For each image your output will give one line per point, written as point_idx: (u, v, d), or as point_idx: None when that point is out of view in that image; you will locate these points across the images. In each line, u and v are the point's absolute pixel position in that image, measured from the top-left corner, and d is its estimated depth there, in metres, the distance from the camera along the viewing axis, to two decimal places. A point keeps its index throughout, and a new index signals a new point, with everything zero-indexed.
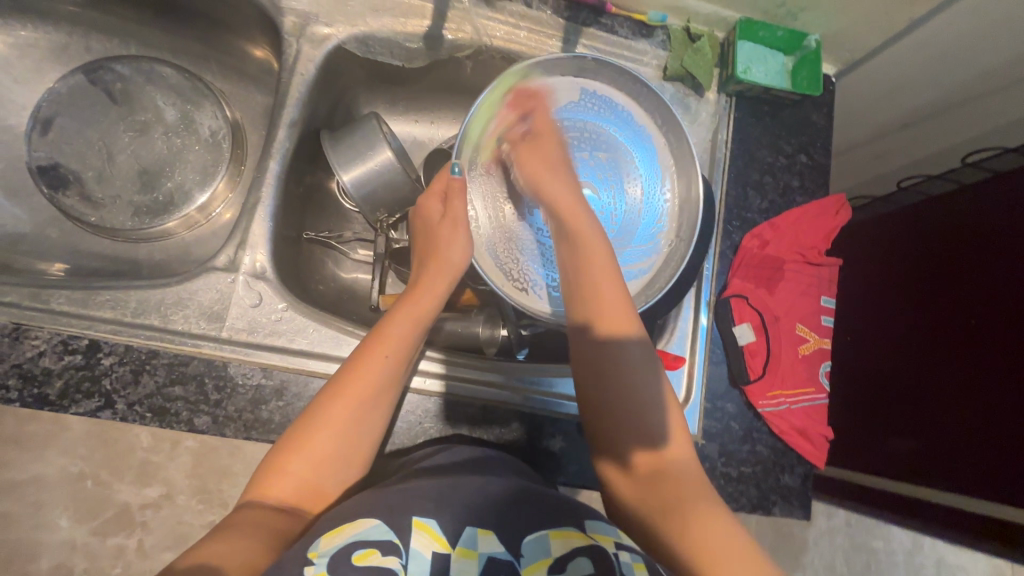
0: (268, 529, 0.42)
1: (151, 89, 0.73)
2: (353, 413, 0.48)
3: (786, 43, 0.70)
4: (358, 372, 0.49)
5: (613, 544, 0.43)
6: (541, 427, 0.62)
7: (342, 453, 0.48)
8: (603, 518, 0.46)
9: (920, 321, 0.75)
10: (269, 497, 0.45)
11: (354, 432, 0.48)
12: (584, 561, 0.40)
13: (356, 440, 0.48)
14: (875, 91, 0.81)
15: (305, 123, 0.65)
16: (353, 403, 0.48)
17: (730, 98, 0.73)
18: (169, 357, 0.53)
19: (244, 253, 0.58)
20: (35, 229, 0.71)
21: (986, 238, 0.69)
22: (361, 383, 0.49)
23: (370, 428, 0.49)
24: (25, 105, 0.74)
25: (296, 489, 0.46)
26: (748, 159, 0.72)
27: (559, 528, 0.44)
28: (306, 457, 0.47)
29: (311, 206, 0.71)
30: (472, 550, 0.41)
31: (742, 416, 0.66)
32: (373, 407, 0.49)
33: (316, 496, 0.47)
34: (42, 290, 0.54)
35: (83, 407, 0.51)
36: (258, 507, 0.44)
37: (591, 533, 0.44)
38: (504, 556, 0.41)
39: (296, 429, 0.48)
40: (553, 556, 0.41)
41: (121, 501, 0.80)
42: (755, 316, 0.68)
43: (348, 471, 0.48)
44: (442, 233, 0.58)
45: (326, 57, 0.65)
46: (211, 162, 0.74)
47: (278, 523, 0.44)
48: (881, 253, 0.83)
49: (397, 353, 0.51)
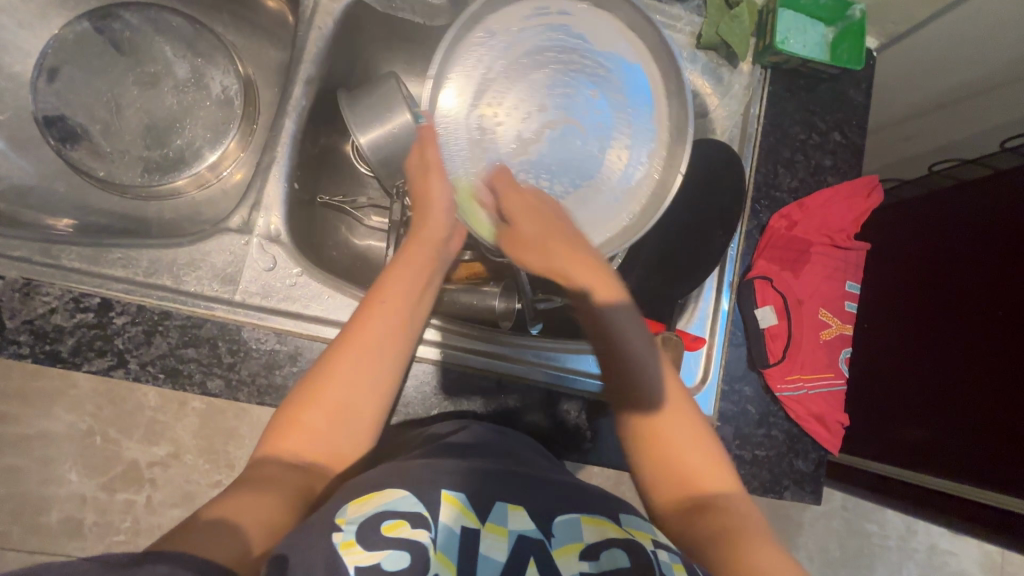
0: (287, 484, 0.42)
1: (160, 40, 0.70)
2: (356, 368, 0.47)
3: (829, 12, 0.67)
4: (363, 321, 0.48)
5: (651, 541, 0.42)
6: (555, 403, 0.61)
7: (351, 404, 0.47)
8: (639, 515, 0.46)
9: (939, 313, 0.74)
10: (286, 453, 0.44)
11: (361, 383, 0.47)
12: (619, 550, 0.40)
13: (366, 396, 0.47)
14: (916, 68, 0.77)
15: (322, 81, 0.63)
16: (357, 352, 0.47)
17: (765, 70, 0.69)
18: (181, 319, 0.52)
19: (258, 214, 0.56)
20: (42, 182, 0.69)
21: (1016, 232, 0.67)
22: (363, 334, 0.48)
23: (376, 383, 0.48)
24: (29, 52, 0.71)
25: (312, 446, 0.45)
26: (781, 136, 0.69)
27: (592, 515, 0.43)
28: (317, 408, 0.46)
29: (325, 167, 0.68)
30: (503, 526, 0.41)
31: (759, 400, 0.65)
32: (379, 360, 0.48)
33: (334, 453, 0.46)
34: (51, 245, 0.52)
35: (95, 365, 0.50)
36: (275, 463, 0.44)
37: (627, 527, 0.43)
38: (534, 535, 0.41)
39: (303, 383, 0.47)
40: (585, 542, 0.41)
41: (132, 459, 0.80)
42: (778, 299, 0.66)
43: (361, 429, 0.47)
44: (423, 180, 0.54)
45: (345, 9, 0.61)
46: (222, 120, 0.72)
47: (295, 480, 0.43)
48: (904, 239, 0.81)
49: (402, 300, 0.50)
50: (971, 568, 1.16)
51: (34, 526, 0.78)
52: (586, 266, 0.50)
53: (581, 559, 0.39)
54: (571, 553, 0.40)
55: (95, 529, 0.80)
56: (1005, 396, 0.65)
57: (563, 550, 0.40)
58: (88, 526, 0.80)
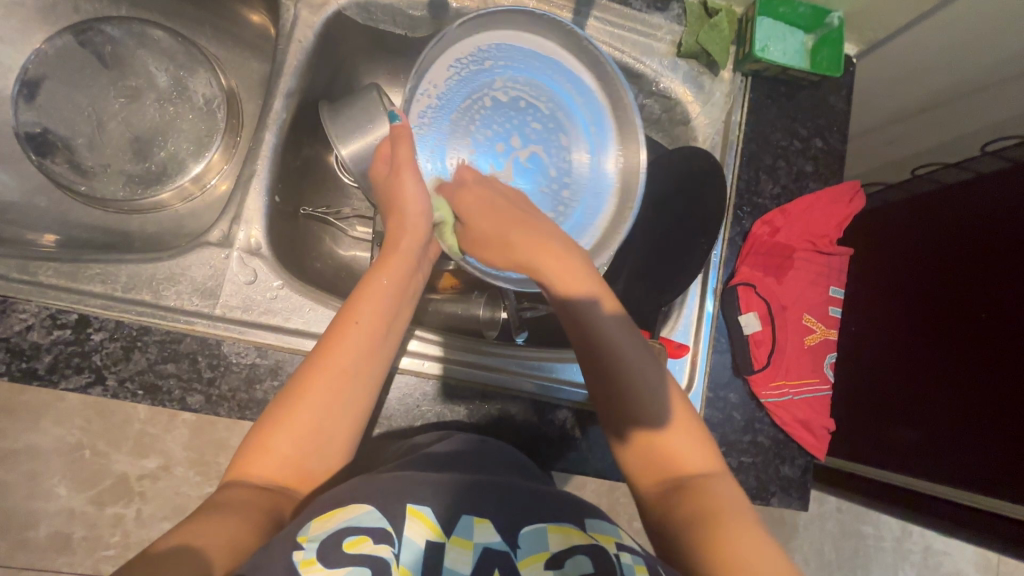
0: (255, 506, 0.42)
1: (142, 53, 0.70)
2: (327, 392, 0.46)
3: (808, 20, 0.67)
4: (334, 343, 0.47)
5: (615, 545, 0.43)
6: (542, 413, 0.61)
7: (325, 424, 0.46)
8: (605, 520, 0.46)
9: (929, 316, 0.73)
10: (258, 475, 0.44)
11: (337, 406, 0.46)
12: (584, 557, 0.40)
13: (339, 419, 0.47)
14: (896, 75, 0.78)
15: (304, 93, 0.63)
16: (333, 370, 0.46)
17: (746, 78, 0.70)
18: (161, 334, 0.52)
19: (238, 227, 0.56)
20: (24, 196, 0.69)
21: (1006, 236, 0.67)
22: (337, 355, 0.47)
23: (350, 404, 0.47)
24: (11, 67, 0.71)
25: (282, 466, 0.45)
26: (762, 143, 0.69)
27: (560, 523, 0.43)
28: (288, 430, 0.45)
29: (308, 179, 0.68)
30: (468, 539, 0.41)
31: (744, 407, 0.65)
32: (353, 380, 0.47)
33: (304, 474, 0.46)
34: (29, 261, 0.52)
35: (73, 382, 0.50)
36: (246, 484, 0.43)
37: (592, 532, 0.43)
38: (499, 546, 0.41)
39: (277, 406, 0.46)
40: (551, 550, 0.41)
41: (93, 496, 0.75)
42: (762, 305, 0.66)
43: (335, 452, 0.47)
44: (393, 181, 0.53)
45: (325, 22, 0.62)
46: (206, 132, 0.72)
47: (262, 501, 0.43)
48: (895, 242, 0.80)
49: (376, 320, 0.49)
50: (965, 569, 1.15)
51: (18, 543, 0.77)
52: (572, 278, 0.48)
53: (547, 568, 0.40)
54: (537, 562, 0.40)
55: (81, 545, 0.80)
56: (995, 399, 0.65)
57: (529, 559, 0.40)
58: (75, 542, 0.79)
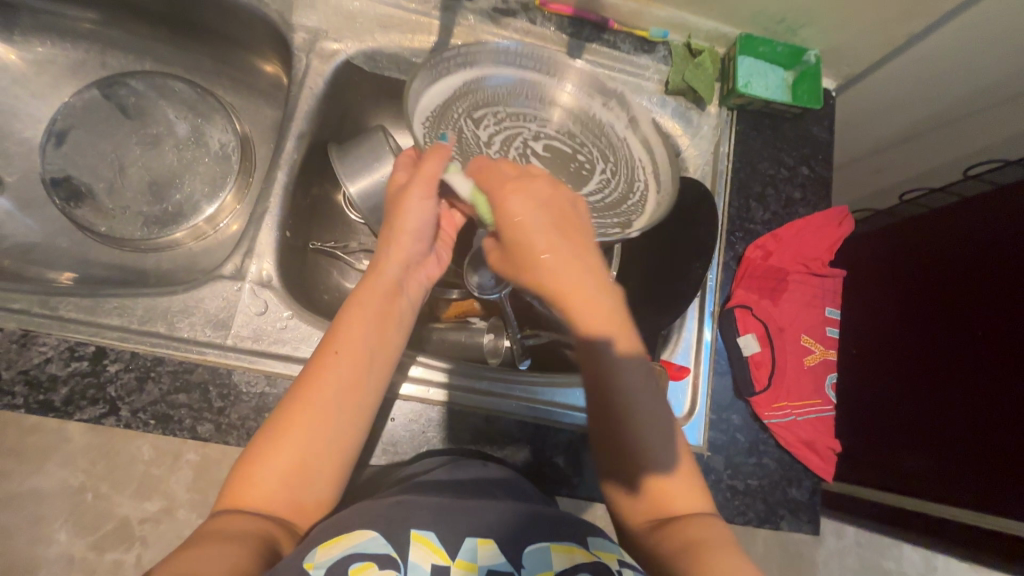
0: (249, 530, 0.41)
1: (164, 104, 0.75)
2: (312, 425, 0.46)
3: (786, 58, 0.72)
4: (316, 377, 0.48)
5: (616, 561, 0.45)
6: (545, 438, 0.61)
7: (315, 452, 0.46)
8: (605, 536, 0.48)
9: (929, 338, 0.75)
10: (251, 502, 0.44)
11: (325, 426, 0.47)
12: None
13: (330, 442, 0.47)
14: (875, 106, 0.82)
15: (314, 136, 0.67)
16: (325, 391, 0.48)
17: (731, 112, 0.73)
18: (174, 364, 0.53)
19: (250, 261, 0.59)
20: (46, 238, 0.72)
21: (995, 257, 0.69)
22: (320, 385, 0.48)
23: (342, 431, 0.48)
24: (41, 119, 0.76)
25: (272, 493, 0.45)
26: (750, 171, 0.72)
27: (563, 542, 0.45)
28: (279, 454, 0.45)
29: (318, 216, 0.71)
30: (472, 561, 0.42)
31: (748, 428, 0.66)
32: (345, 409, 0.48)
33: (303, 498, 0.46)
34: (51, 297, 0.54)
35: (87, 413, 0.51)
36: (243, 513, 0.43)
37: (595, 550, 0.45)
38: (503, 567, 0.42)
39: (267, 435, 0.46)
40: (555, 569, 0.42)
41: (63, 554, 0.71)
42: (760, 326, 0.68)
43: (324, 480, 0.47)
44: (402, 203, 0.53)
45: (334, 71, 0.66)
46: (220, 174, 0.76)
47: (256, 525, 0.42)
48: (892, 269, 0.83)
49: (358, 347, 0.50)
50: None
51: None
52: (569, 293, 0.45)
53: None
54: None
55: None
56: (992, 415, 0.65)
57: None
58: None
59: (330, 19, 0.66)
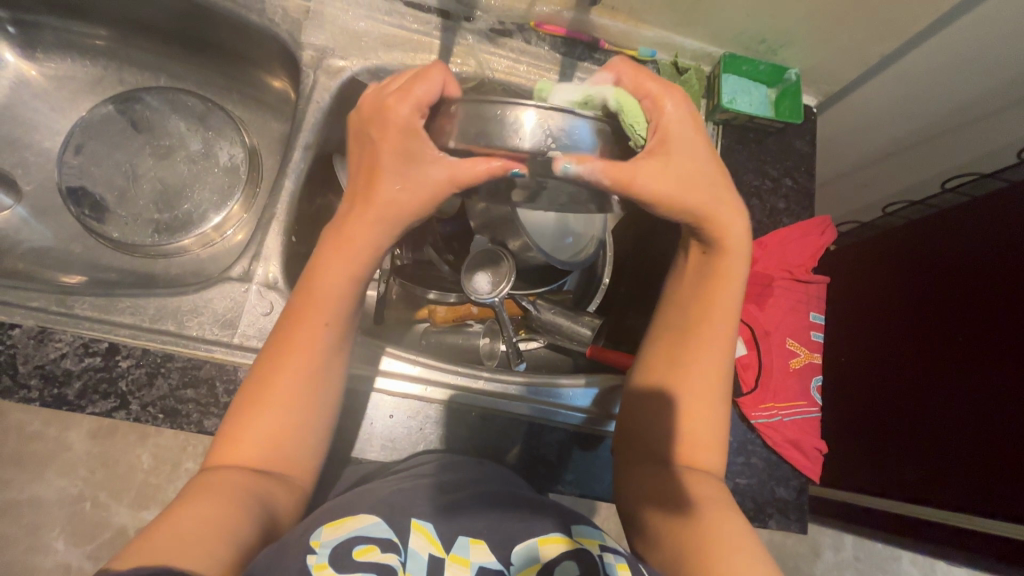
0: (235, 485, 0.43)
1: (176, 117, 0.79)
2: (302, 398, 0.48)
3: (768, 76, 0.76)
4: (292, 341, 0.49)
5: (599, 546, 0.47)
6: (539, 436, 0.63)
7: (296, 416, 0.47)
8: (589, 523, 0.51)
9: (920, 340, 0.76)
10: (240, 460, 0.45)
11: (307, 395, 0.48)
12: (572, 564, 0.44)
13: (309, 408, 0.48)
14: (856, 121, 0.86)
15: (319, 147, 0.70)
16: (304, 360, 0.48)
17: (717, 127, 0.77)
18: (182, 361, 0.56)
19: (257, 264, 0.62)
20: (59, 244, 0.75)
21: (987, 265, 0.70)
22: (300, 351, 0.48)
23: (315, 394, 0.49)
24: (59, 131, 0.79)
25: (262, 457, 0.46)
26: (736, 183, 0.76)
27: (549, 533, 0.47)
28: (263, 422, 0.47)
29: (322, 224, 0.74)
30: (465, 557, 0.45)
31: (736, 428, 0.68)
32: (322, 375, 0.49)
33: (287, 463, 0.47)
34: (66, 296, 0.57)
35: (99, 406, 0.53)
36: (229, 467, 0.45)
37: (579, 537, 0.48)
38: (493, 565, 0.45)
39: (245, 400, 0.47)
40: (541, 562, 0.45)
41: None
42: (746, 330, 0.71)
43: (306, 447, 0.48)
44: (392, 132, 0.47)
45: (340, 86, 0.70)
46: (228, 185, 0.79)
47: (250, 482, 0.44)
48: (889, 267, 0.84)
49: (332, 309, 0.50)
50: None
51: None
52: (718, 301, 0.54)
53: None
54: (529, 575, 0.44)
55: None
56: (978, 417, 0.67)
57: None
58: None
59: (336, 38, 0.70)
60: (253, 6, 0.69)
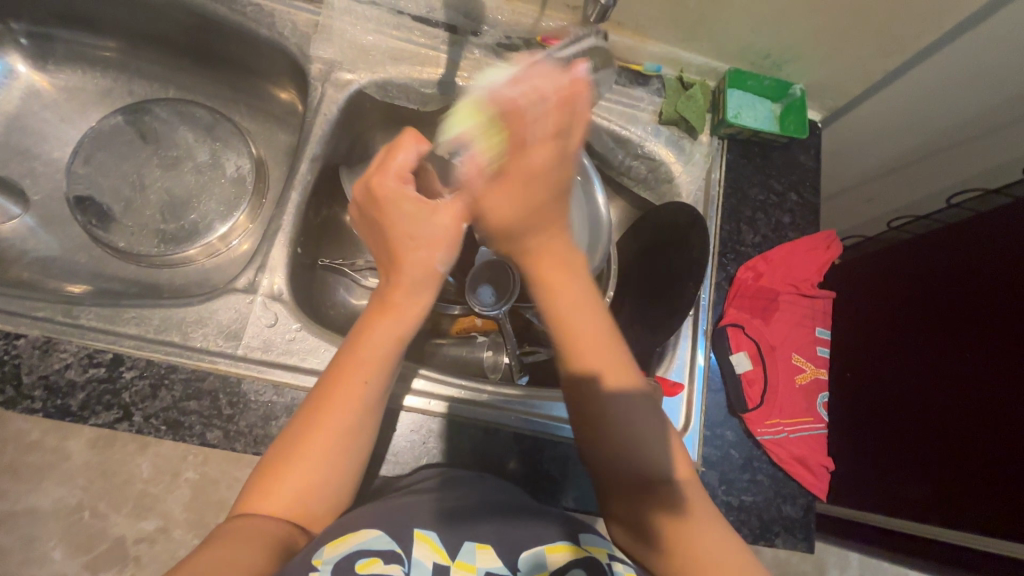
0: (257, 540, 0.40)
1: (184, 128, 0.79)
2: (333, 434, 0.46)
3: (772, 91, 0.76)
4: (329, 400, 0.47)
5: (606, 555, 0.46)
6: (542, 450, 0.63)
7: (327, 471, 0.46)
8: (597, 533, 0.50)
9: (934, 354, 0.75)
10: (262, 511, 0.43)
11: (339, 449, 0.47)
12: (580, 569, 0.43)
13: (341, 464, 0.47)
14: (861, 137, 0.86)
15: (326, 159, 0.70)
16: (337, 413, 0.47)
17: (722, 141, 0.77)
18: (186, 372, 0.56)
19: (262, 275, 0.61)
20: (65, 253, 0.76)
21: (994, 274, 0.69)
22: (333, 412, 0.47)
23: (351, 450, 0.47)
24: (68, 141, 0.80)
25: (285, 508, 0.44)
26: (741, 197, 0.76)
27: (555, 542, 0.46)
28: (292, 476, 0.45)
29: (327, 235, 0.74)
30: (471, 564, 0.45)
31: (741, 445, 0.67)
32: (355, 434, 0.47)
33: (312, 514, 0.45)
34: (72, 306, 0.57)
35: (102, 418, 0.53)
36: (251, 520, 0.42)
37: (586, 546, 0.47)
38: (502, 571, 0.44)
39: (274, 452, 0.46)
40: (549, 569, 0.44)
41: (60, 567, 0.72)
42: (751, 345, 0.70)
43: (335, 496, 0.47)
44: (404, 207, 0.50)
45: (347, 98, 0.70)
46: (234, 195, 0.79)
47: (274, 535, 0.42)
48: (900, 284, 0.83)
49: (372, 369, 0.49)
50: None
51: None
52: (591, 338, 0.49)
53: None
54: None
55: None
56: (993, 432, 0.65)
57: None
58: None
59: (345, 51, 0.71)
60: (264, 20, 0.70)
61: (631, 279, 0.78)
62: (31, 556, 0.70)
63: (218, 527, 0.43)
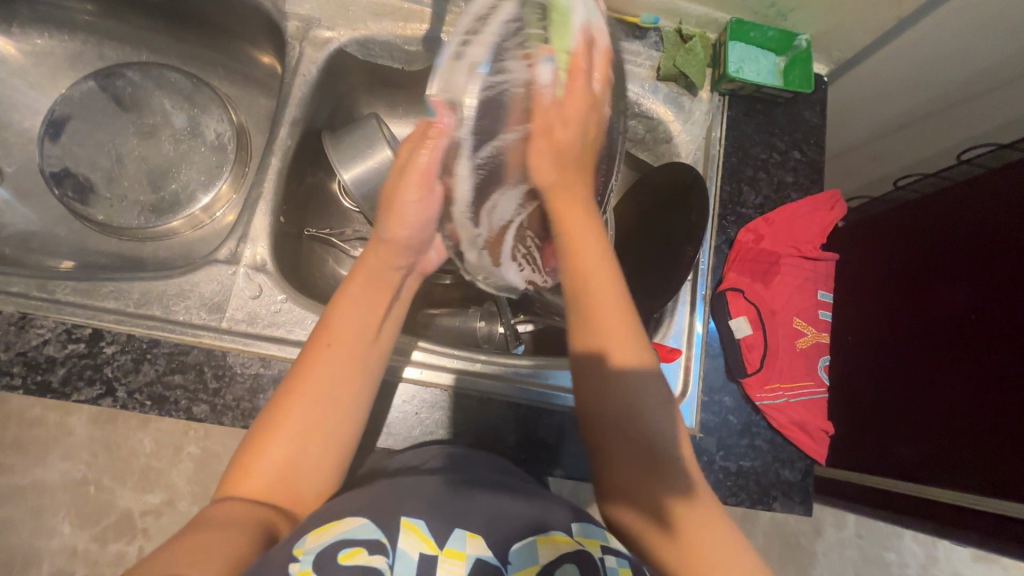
0: (242, 522, 0.41)
1: (160, 94, 0.76)
2: (312, 396, 0.47)
3: (777, 43, 0.72)
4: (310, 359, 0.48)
5: (600, 549, 0.46)
6: (537, 419, 0.61)
7: (309, 439, 0.46)
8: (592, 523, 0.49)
9: (925, 313, 0.74)
10: (243, 494, 0.43)
11: (323, 413, 0.47)
12: (572, 566, 0.43)
13: (329, 429, 0.47)
14: (869, 91, 0.82)
15: (307, 123, 0.67)
16: (325, 377, 0.48)
17: (723, 98, 0.74)
18: (168, 347, 0.54)
19: (245, 245, 0.59)
20: (44, 227, 0.73)
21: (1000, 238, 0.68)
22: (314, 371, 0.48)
23: (335, 417, 0.47)
24: (39, 110, 0.77)
25: (270, 483, 0.45)
26: (742, 156, 0.73)
27: (549, 532, 0.46)
28: (273, 450, 0.45)
29: (313, 204, 0.72)
30: (461, 550, 0.43)
31: (740, 410, 0.66)
32: (334, 400, 0.48)
33: (298, 488, 0.45)
34: (48, 280, 0.55)
35: (84, 394, 0.52)
36: (233, 503, 0.43)
37: (578, 537, 0.46)
38: (491, 559, 0.43)
39: (259, 422, 0.47)
40: (541, 563, 0.43)
41: (69, 540, 0.80)
42: (752, 309, 0.68)
43: (321, 467, 0.47)
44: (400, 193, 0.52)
45: (327, 58, 0.67)
46: (215, 164, 0.76)
47: (255, 515, 0.42)
48: (897, 245, 0.81)
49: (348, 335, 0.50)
50: None
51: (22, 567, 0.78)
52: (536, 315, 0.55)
53: None
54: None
55: None
56: (991, 398, 0.65)
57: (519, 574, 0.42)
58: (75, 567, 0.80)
59: (323, 7, 0.66)
60: None
61: (629, 245, 0.76)
62: (40, 530, 0.79)
63: (203, 514, 0.43)
